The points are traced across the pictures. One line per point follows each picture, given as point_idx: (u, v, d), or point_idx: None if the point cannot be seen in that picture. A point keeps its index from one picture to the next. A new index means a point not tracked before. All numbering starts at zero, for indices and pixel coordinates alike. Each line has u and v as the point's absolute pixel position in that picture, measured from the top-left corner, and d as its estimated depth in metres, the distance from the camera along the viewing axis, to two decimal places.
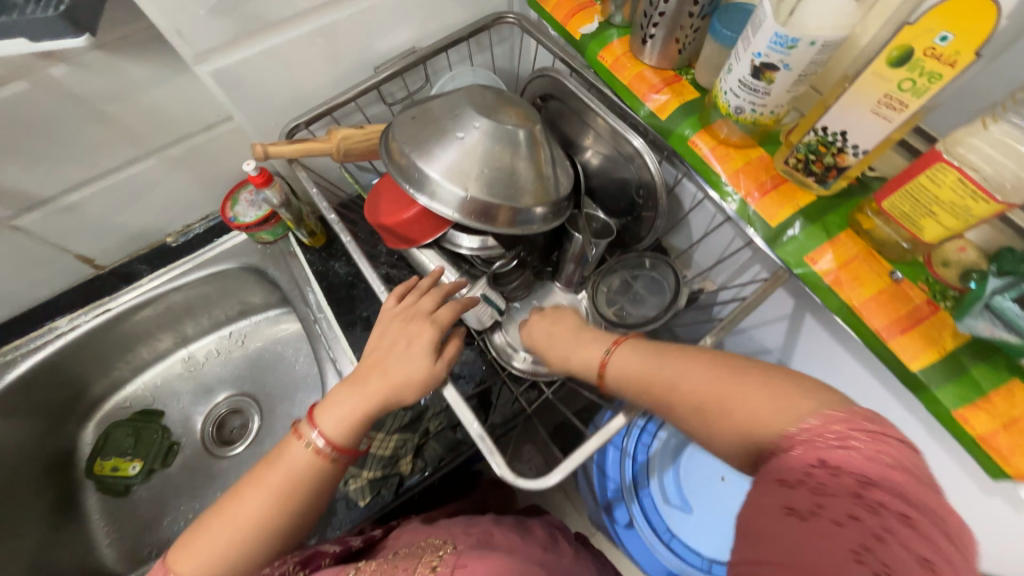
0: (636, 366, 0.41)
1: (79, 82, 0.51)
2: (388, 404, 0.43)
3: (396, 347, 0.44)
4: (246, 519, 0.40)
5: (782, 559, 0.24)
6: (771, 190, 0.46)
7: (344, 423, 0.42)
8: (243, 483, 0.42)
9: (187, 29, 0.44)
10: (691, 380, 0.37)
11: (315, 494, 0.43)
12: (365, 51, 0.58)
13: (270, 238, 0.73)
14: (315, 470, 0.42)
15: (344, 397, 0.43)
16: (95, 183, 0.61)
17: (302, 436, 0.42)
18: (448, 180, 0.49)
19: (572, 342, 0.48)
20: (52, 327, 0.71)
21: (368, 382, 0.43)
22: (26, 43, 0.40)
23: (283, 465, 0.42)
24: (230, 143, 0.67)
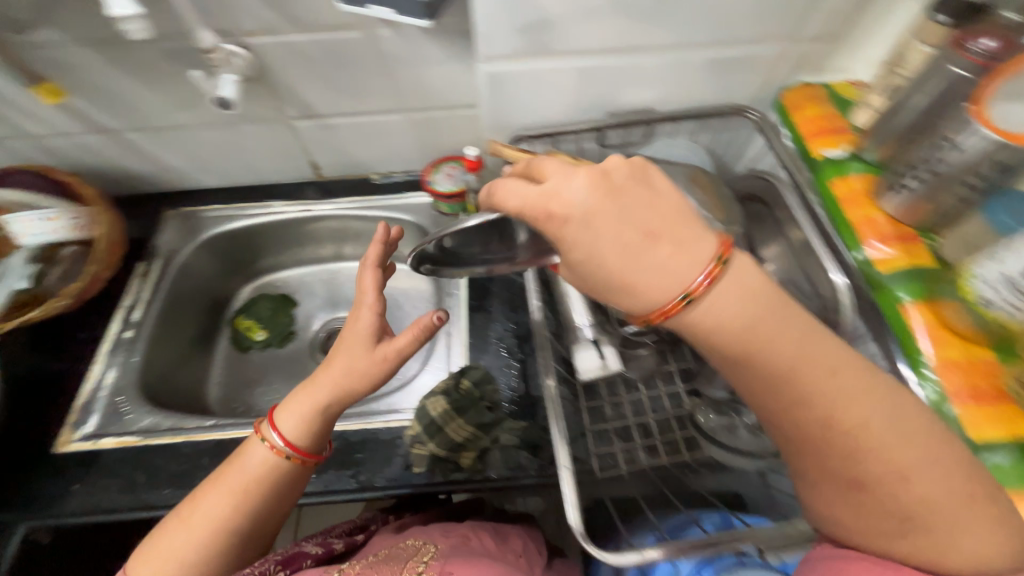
0: (867, 417, 0.33)
1: (392, 45, 0.63)
2: (346, 393, 0.53)
3: (342, 350, 0.53)
4: (204, 518, 0.50)
5: None
6: (984, 400, 0.40)
7: (299, 419, 0.53)
8: (200, 491, 0.52)
9: (493, 36, 0.54)
10: (920, 480, 0.32)
11: (267, 489, 0.52)
12: (608, 97, 0.63)
13: (447, 211, 0.82)
14: (271, 463, 0.52)
15: (300, 400, 0.53)
16: (356, 116, 0.75)
17: (262, 435, 0.53)
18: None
19: (688, 249, 0.32)
20: (268, 206, 0.87)
21: (318, 379, 0.53)
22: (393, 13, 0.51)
23: (235, 469, 0.52)
24: (459, 125, 0.77)
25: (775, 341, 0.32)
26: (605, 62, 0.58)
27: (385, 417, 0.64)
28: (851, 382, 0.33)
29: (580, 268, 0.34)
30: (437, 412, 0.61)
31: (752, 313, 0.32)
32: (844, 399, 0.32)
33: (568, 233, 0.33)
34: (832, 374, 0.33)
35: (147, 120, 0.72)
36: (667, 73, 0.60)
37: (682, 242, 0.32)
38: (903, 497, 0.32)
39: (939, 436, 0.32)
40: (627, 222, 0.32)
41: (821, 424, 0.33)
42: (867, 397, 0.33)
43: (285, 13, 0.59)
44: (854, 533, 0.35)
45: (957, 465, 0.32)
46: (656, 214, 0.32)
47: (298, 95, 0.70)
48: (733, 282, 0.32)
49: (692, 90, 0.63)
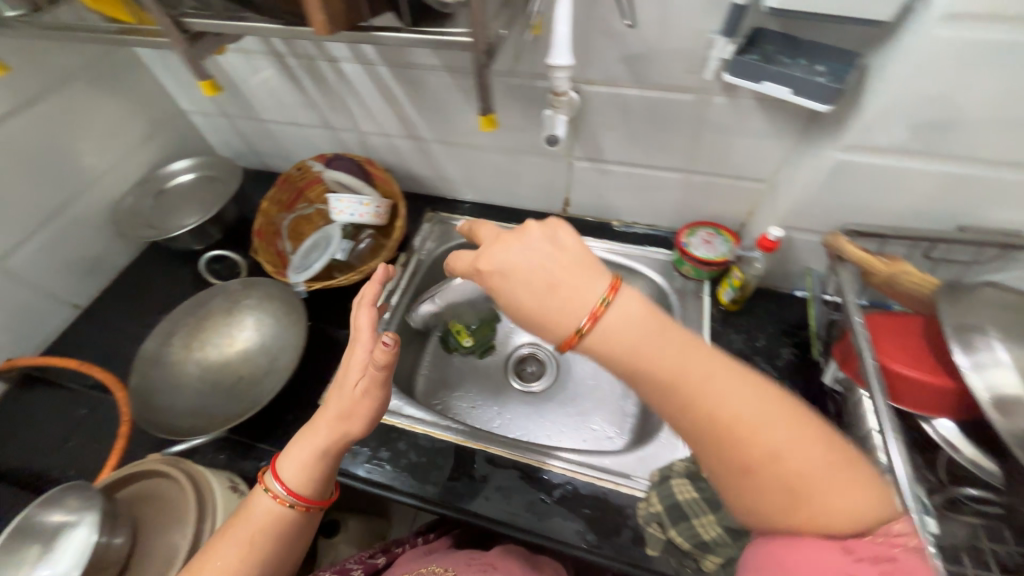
0: (738, 408, 0.34)
1: (719, 112, 0.63)
2: (339, 436, 0.52)
3: (337, 393, 0.53)
4: (217, 572, 0.46)
5: None
6: None
7: (300, 464, 0.51)
8: (201, 552, 0.48)
9: (871, 127, 0.50)
10: (778, 438, 0.33)
11: (280, 533, 0.50)
12: (965, 210, 0.55)
13: (691, 275, 0.79)
14: (277, 513, 0.50)
15: (301, 447, 0.52)
16: (636, 167, 0.76)
17: (264, 485, 0.51)
18: (1017, 374, 0.44)
19: (585, 278, 0.38)
20: (512, 228, 0.90)
21: (318, 430, 0.52)
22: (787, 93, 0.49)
23: (240, 519, 0.50)
24: (737, 195, 0.74)
25: (659, 354, 0.36)
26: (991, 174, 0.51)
27: (615, 480, 0.62)
28: (733, 392, 0.35)
29: (520, 316, 0.41)
30: (685, 499, 0.54)
31: (634, 336, 0.37)
32: (716, 399, 0.35)
33: (495, 284, 0.42)
34: (707, 380, 0.35)
35: (455, 136, 0.80)
36: None
37: (577, 291, 0.38)
38: (783, 472, 0.33)
39: (785, 406, 0.34)
40: (537, 263, 0.40)
41: (723, 432, 0.34)
42: (744, 400, 0.35)
43: (636, 69, 0.61)
44: (765, 517, 0.34)
45: (773, 397, 0.35)
46: (560, 268, 0.39)
47: (595, 140, 0.73)
48: (631, 321, 0.37)
49: None
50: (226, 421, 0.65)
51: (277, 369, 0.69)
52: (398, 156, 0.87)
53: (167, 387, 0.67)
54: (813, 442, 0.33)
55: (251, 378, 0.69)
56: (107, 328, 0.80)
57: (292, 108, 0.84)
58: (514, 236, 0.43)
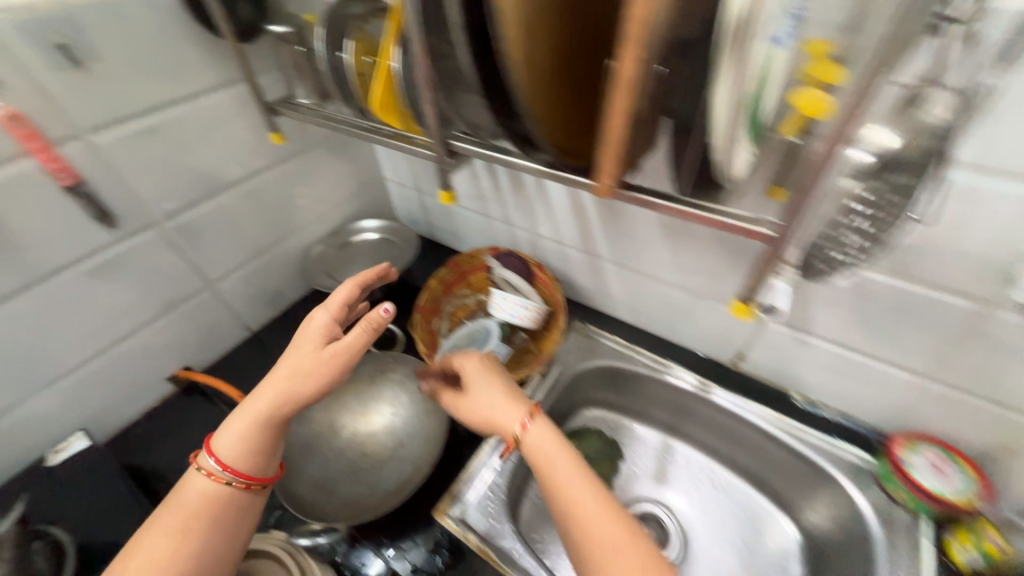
0: (543, 447, 0.54)
1: (1012, 337, 0.49)
2: (293, 391, 0.52)
3: (293, 356, 0.55)
4: (149, 558, 0.45)
5: None
6: None
7: (240, 439, 0.51)
8: (138, 537, 0.47)
9: None
10: (586, 501, 0.49)
11: (226, 511, 0.50)
12: None
13: (902, 502, 0.61)
14: (209, 493, 0.50)
15: (241, 423, 0.51)
16: (849, 353, 0.63)
17: (198, 463, 0.51)
18: None
19: (326, 311, 0.58)
20: (667, 367, 0.81)
21: (264, 391, 0.52)
22: None
23: (171, 508, 0.48)
24: (993, 427, 0.57)
25: (479, 401, 0.59)
26: None
27: None
28: (518, 416, 0.57)
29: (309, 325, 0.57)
30: None
31: (471, 368, 0.62)
32: (537, 442, 0.54)
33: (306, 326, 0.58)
34: (490, 416, 0.58)
35: (635, 263, 0.75)
36: None
37: (331, 301, 0.60)
38: (579, 500, 0.49)
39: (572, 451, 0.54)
40: (340, 300, 0.60)
41: (536, 453, 0.54)
42: (569, 488, 0.50)
43: (901, 264, 0.51)
44: (565, 517, 0.49)
45: (580, 463, 0.53)
46: (343, 292, 0.61)
47: (807, 312, 0.62)
48: (537, 427, 0.56)
49: None
50: (346, 504, 0.64)
51: (406, 464, 0.67)
52: (567, 262, 0.85)
53: (302, 446, 0.68)
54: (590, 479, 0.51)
55: (374, 462, 0.68)
56: (269, 358, 0.86)
57: (483, 196, 0.88)
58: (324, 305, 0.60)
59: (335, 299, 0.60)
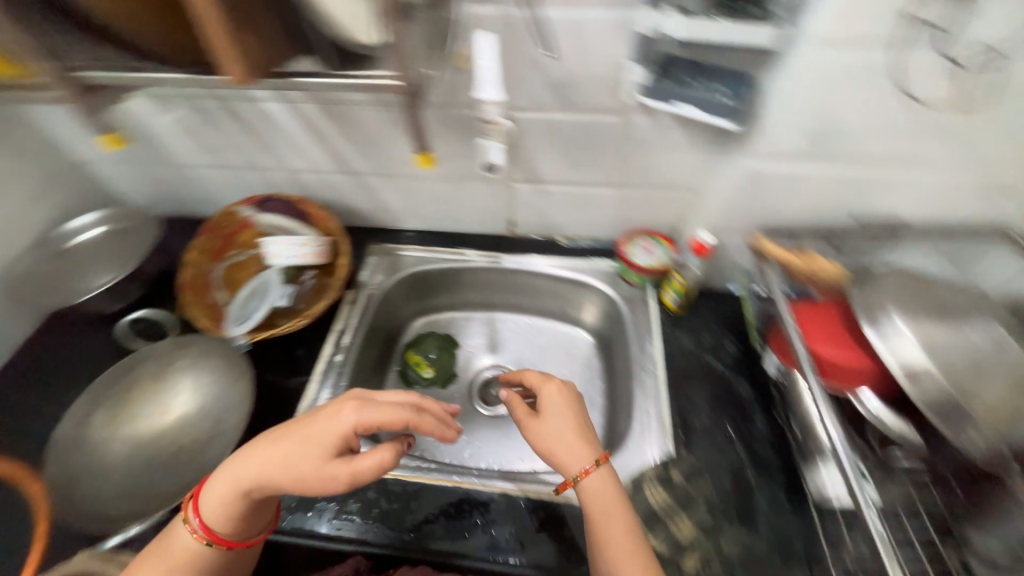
0: (592, 484, 0.54)
1: (643, 132, 0.67)
2: (267, 484, 0.50)
3: (285, 446, 0.51)
4: None
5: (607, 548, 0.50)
6: None
7: (222, 512, 0.50)
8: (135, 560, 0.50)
9: (770, 134, 0.57)
10: (598, 477, 0.54)
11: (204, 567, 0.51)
12: (858, 202, 0.63)
13: (636, 282, 0.83)
14: (194, 550, 0.51)
15: (224, 494, 0.50)
16: (572, 186, 0.79)
17: (190, 514, 0.51)
18: (919, 344, 0.50)
19: (316, 445, 0.50)
20: (461, 252, 0.91)
21: (249, 478, 0.50)
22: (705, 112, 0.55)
23: (162, 555, 0.50)
24: (667, 205, 0.79)
25: (567, 411, 0.58)
26: (873, 173, 0.58)
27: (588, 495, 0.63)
28: (566, 421, 0.57)
29: (325, 407, 0.53)
30: (656, 503, 0.59)
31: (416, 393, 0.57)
32: (594, 477, 0.54)
33: (315, 415, 0.52)
34: (552, 447, 0.56)
35: (393, 169, 0.80)
36: (935, 190, 0.59)
37: (328, 419, 0.51)
38: (595, 480, 0.54)
39: (623, 513, 0.52)
40: (343, 421, 0.51)
41: (560, 460, 0.56)
42: (627, 553, 0.49)
43: (563, 96, 0.64)
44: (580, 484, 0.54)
45: (621, 508, 0.52)
46: (365, 414, 0.51)
47: (533, 164, 0.75)
48: (600, 473, 0.54)
49: (951, 209, 0.61)
50: (164, 495, 0.60)
51: (217, 429, 0.64)
52: (337, 191, 0.85)
53: (88, 469, 0.60)
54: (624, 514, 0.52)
55: (185, 443, 0.64)
56: (12, 413, 0.70)
57: (218, 150, 0.80)
58: (354, 404, 0.52)
59: (328, 422, 0.51)
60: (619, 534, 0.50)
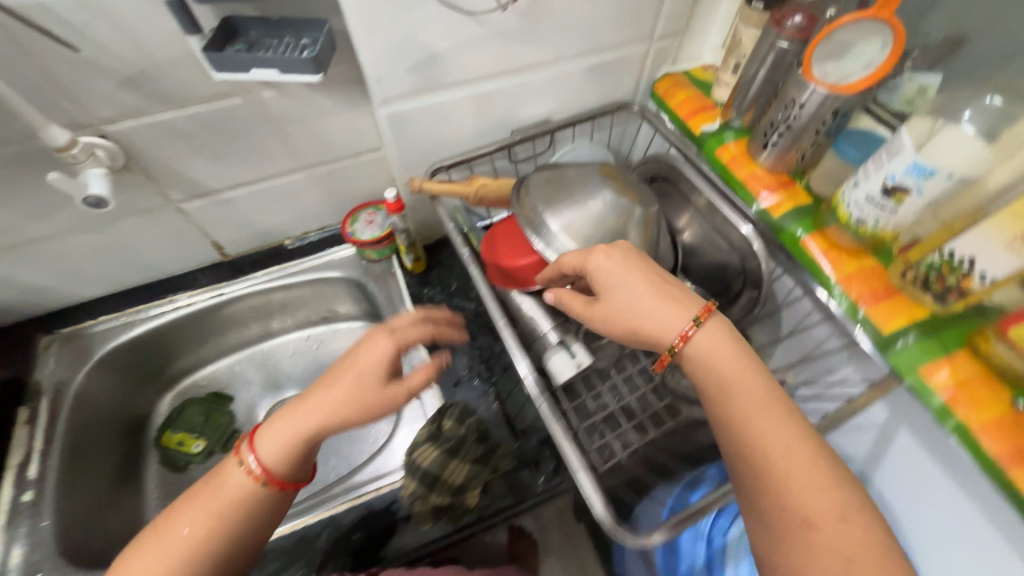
0: (733, 374, 0.42)
1: (280, 105, 0.61)
2: (321, 430, 0.44)
3: (336, 381, 0.45)
4: (173, 545, 0.41)
5: (801, 488, 0.37)
6: (883, 299, 0.48)
7: (282, 447, 0.43)
8: (177, 502, 0.43)
9: (385, 79, 0.54)
10: (763, 420, 0.40)
11: (245, 521, 0.43)
12: (508, 116, 0.67)
13: (376, 257, 0.79)
14: (248, 493, 0.43)
15: (281, 429, 0.44)
16: (254, 184, 0.70)
17: (238, 455, 0.44)
18: (568, 234, 0.55)
19: (353, 381, 0.45)
20: (172, 299, 0.77)
21: (307, 414, 0.44)
22: (276, 74, 0.47)
23: (212, 494, 0.43)
24: (369, 171, 0.76)
25: (641, 284, 0.46)
26: (498, 86, 0.62)
27: (374, 485, 0.59)
28: (675, 300, 0.45)
29: (348, 360, 0.47)
30: (428, 463, 0.57)
31: (632, 277, 0.46)
32: (739, 372, 0.42)
33: (353, 351, 0.47)
34: (638, 329, 0.45)
35: None
36: (554, 84, 0.65)
37: (362, 359, 0.46)
38: (751, 396, 0.41)
39: (778, 402, 0.41)
40: (375, 352, 0.46)
41: (721, 385, 0.42)
42: (741, 383, 0.41)
43: (151, 92, 0.53)
44: (733, 416, 0.41)
45: (772, 402, 0.40)
46: (380, 357, 0.46)
47: (185, 175, 0.64)
48: (709, 328, 0.44)
49: (577, 96, 0.69)
50: None
51: None
52: None
53: None
54: (781, 413, 0.40)
55: None
56: None
57: None
58: (386, 330, 0.48)
59: (366, 354, 0.46)
60: (797, 514, 0.37)
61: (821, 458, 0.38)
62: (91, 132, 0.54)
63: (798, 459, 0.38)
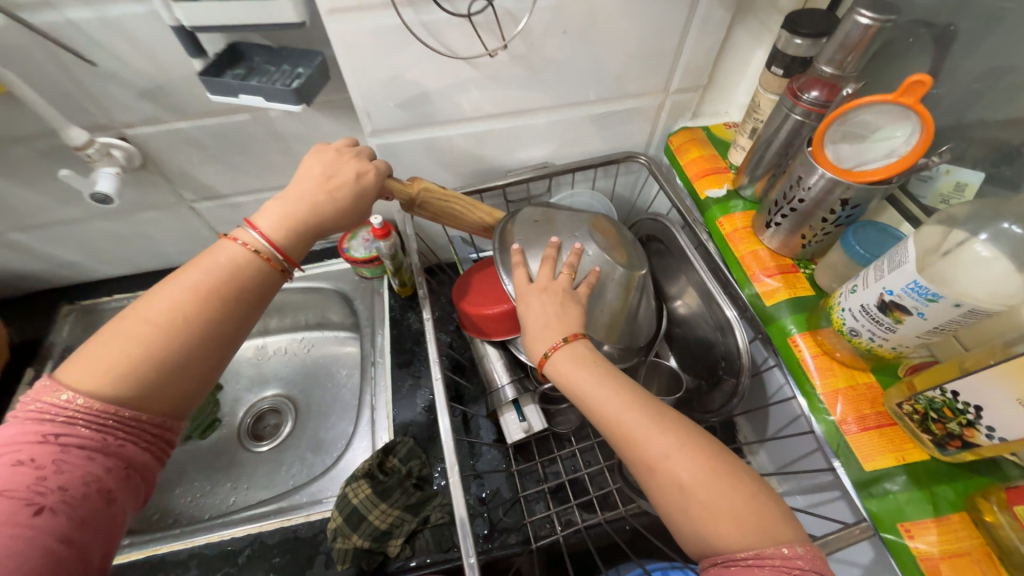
0: (621, 393, 0.40)
1: (284, 124, 0.63)
2: (303, 227, 0.42)
3: (289, 195, 0.42)
4: (157, 303, 0.36)
5: (701, 498, 0.34)
6: (872, 427, 0.40)
7: (287, 223, 0.41)
8: (126, 311, 0.36)
9: (374, 112, 0.55)
10: (627, 417, 0.38)
11: (242, 297, 0.39)
12: (504, 156, 0.65)
13: (368, 275, 0.80)
14: (243, 264, 0.39)
15: (273, 213, 0.41)
16: (260, 193, 0.73)
17: (234, 238, 0.40)
18: None
19: (333, 170, 0.44)
20: None
21: (287, 201, 0.42)
22: (262, 102, 0.49)
23: (195, 266, 0.38)
24: None
25: (543, 291, 0.49)
26: (494, 127, 0.61)
27: (306, 511, 0.59)
28: (570, 306, 0.48)
29: (322, 159, 0.45)
30: (358, 499, 0.56)
31: (545, 297, 0.48)
32: (614, 388, 0.40)
33: (291, 189, 0.43)
34: (540, 337, 0.46)
35: (30, 219, 0.68)
36: (555, 129, 0.63)
37: (323, 179, 0.44)
38: (629, 411, 0.39)
39: (680, 425, 0.37)
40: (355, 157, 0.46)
41: (593, 405, 0.41)
42: (624, 406, 0.39)
43: (165, 103, 0.57)
44: (624, 442, 0.38)
45: (672, 420, 0.38)
46: (336, 197, 0.43)
47: (195, 179, 0.68)
48: (566, 346, 0.44)
49: (581, 142, 0.66)
50: None
51: None
52: None
53: None
54: (692, 443, 0.36)
55: None
56: None
57: None
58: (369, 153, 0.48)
59: (339, 162, 0.45)
60: (681, 507, 0.35)
61: (719, 465, 0.35)
62: (113, 134, 0.59)
63: (682, 443, 0.36)
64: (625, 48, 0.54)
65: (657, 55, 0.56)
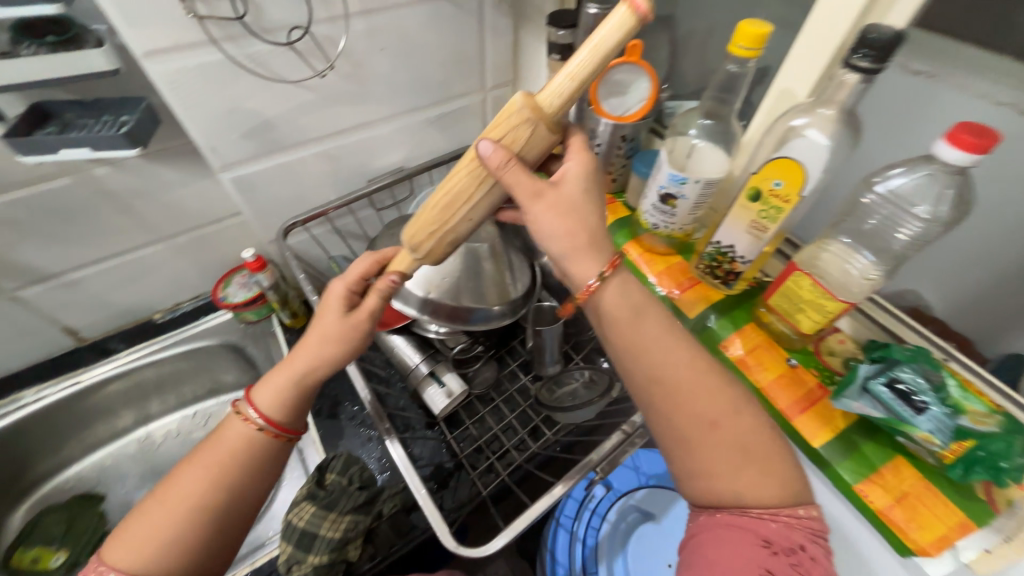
0: (697, 354, 0.40)
1: (116, 180, 0.61)
2: (303, 378, 0.45)
3: (312, 332, 0.46)
4: (197, 474, 0.42)
5: (739, 470, 0.37)
6: (688, 288, 0.55)
7: (280, 398, 0.45)
8: (184, 463, 0.44)
9: (218, 146, 0.56)
10: (688, 372, 0.39)
11: (247, 472, 0.44)
12: (362, 168, 0.71)
13: (254, 318, 0.77)
14: (251, 444, 0.44)
15: (277, 379, 0.45)
16: (103, 263, 0.67)
17: (240, 413, 0.45)
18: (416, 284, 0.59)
19: (331, 317, 0.46)
20: (17, 398, 0.71)
21: (293, 360, 0.45)
22: (88, 152, 0.49)
23: (207, 451, 0.44)
24: (235, 235, 0.76)
25: (570, 194, 0.38)
26: (343, 143, 0.66)
27: (250, 558, 0.58)
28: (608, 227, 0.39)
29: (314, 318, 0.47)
30: (304, 522, 0.54)
31: (575, 200, 0.38)
32: (682, 349, 0.39)
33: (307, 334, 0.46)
34: (573, 252, 0.38)
35: None
36: (402, 135, 0.71)
37: (326, 323, 0.46)
38: (691, 369, 0.39)
39: (741, 396, 0.39)
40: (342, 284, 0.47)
41: (645, 354, 0.39)
42: (695, 369, 0.39)
43: None
44: (684, 401, 0.38)
45: (738, 395, 0.39)
46: (336, 336, 0.45)
47: (14, 263, 0.61)
48: (616, 280, 0.39)
49: (429, 144, 0.75)
50: None
51: None
52: None
53: None
54: (751, 420, 0.38)
55: None
56: None
57: None
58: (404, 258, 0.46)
59: (341, 296, 0.47)
60: (727, 481, 0.37)
61: (769, 439, 0.38)
62: None
63: (737, 415, 0.38)
64: (438, 57, 0.65)
65: (468, 60, 0.68)
